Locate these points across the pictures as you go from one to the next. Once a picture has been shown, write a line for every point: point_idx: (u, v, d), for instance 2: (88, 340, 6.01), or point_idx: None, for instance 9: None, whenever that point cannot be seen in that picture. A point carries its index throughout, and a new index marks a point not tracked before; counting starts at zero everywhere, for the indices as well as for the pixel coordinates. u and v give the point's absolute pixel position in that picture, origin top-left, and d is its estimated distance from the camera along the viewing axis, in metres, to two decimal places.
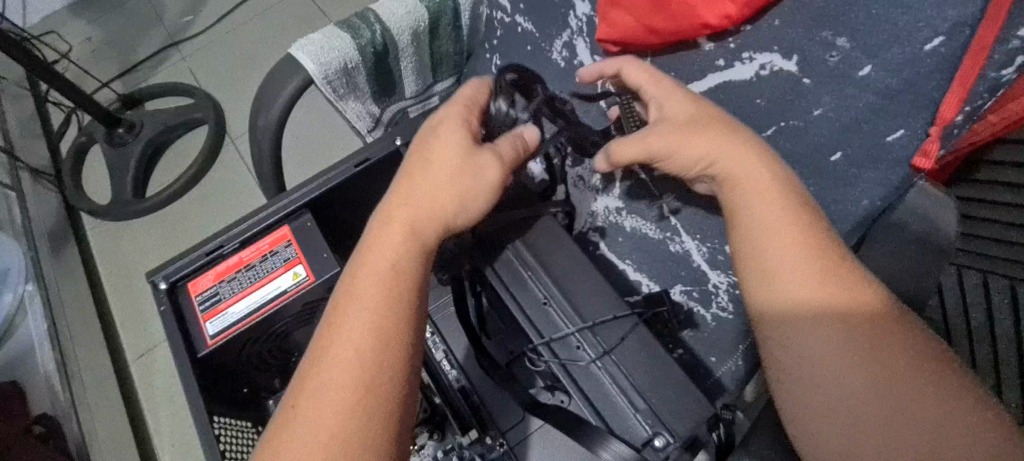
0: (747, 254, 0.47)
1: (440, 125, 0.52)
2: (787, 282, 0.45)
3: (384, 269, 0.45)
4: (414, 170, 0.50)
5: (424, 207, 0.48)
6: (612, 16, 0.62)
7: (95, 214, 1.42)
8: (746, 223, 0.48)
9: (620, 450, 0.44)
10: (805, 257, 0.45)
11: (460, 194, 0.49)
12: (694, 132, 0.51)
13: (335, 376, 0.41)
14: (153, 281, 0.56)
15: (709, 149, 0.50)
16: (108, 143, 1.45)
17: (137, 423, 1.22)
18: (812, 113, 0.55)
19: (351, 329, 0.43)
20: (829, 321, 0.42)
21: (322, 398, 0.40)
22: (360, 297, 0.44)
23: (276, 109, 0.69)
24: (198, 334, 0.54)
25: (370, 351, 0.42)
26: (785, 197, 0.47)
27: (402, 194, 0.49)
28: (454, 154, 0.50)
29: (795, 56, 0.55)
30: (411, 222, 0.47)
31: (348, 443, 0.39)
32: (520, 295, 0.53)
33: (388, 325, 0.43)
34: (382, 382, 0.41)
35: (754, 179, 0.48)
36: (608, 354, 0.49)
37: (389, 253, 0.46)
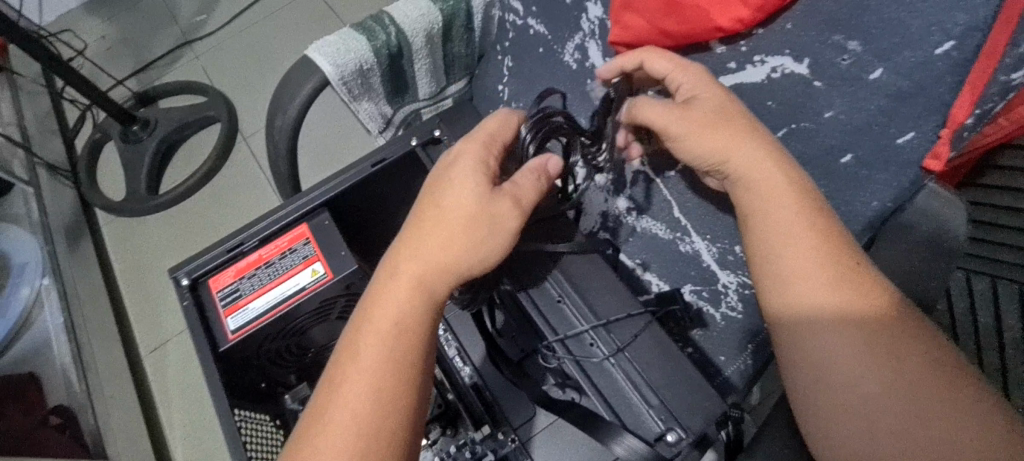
0: (767, 265, 0.48)
1: (457, 161, 0.50)
2: (805, 295, 0.45)
3: (399, 306, 0.45)
4: (429, 210, 0.49)
5: (437, 255, 0.46)
6: (625, 19, 0.63)
7: (110, 210, 1.44)
8: (768, 251, 0.48)
9: (633, 445, 0.45)
10: (828, 288, 0.45)
11: (472, 244, 0.47)
12: (715, 125, 0.51)
13: (356, 384, 0.42)
14: (176, 277, 0.57)
15: (728, 151, 0.50)
16: (123, 141, 1.48)
17: (151, 415, 1.23)
18: (823, 115, 0.55)
19: (362, 360, 0.43)
20: (850, 358, 0.42)
21: (332, 436, 0.41)
22: (372, 332, 0.44)
23: (293, 109, 0.70)
24: (219, 329, 0.56)
25: (379, 386, 0.42)
26: (806, 207, 0.48)
27: (417, 234, 0.48)
28: (472, 196, 0.47)
29: (806, 59, 0.55)
30: (424, 266, 0.46)
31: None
32: (536, 294, 0.54)
33: (403, 359, 0.43)
34: (391, 421, 0.41)
35: (771, 212, 0.48)
36: (622, 351, 0.50)
37: (403, 290, 0.46)
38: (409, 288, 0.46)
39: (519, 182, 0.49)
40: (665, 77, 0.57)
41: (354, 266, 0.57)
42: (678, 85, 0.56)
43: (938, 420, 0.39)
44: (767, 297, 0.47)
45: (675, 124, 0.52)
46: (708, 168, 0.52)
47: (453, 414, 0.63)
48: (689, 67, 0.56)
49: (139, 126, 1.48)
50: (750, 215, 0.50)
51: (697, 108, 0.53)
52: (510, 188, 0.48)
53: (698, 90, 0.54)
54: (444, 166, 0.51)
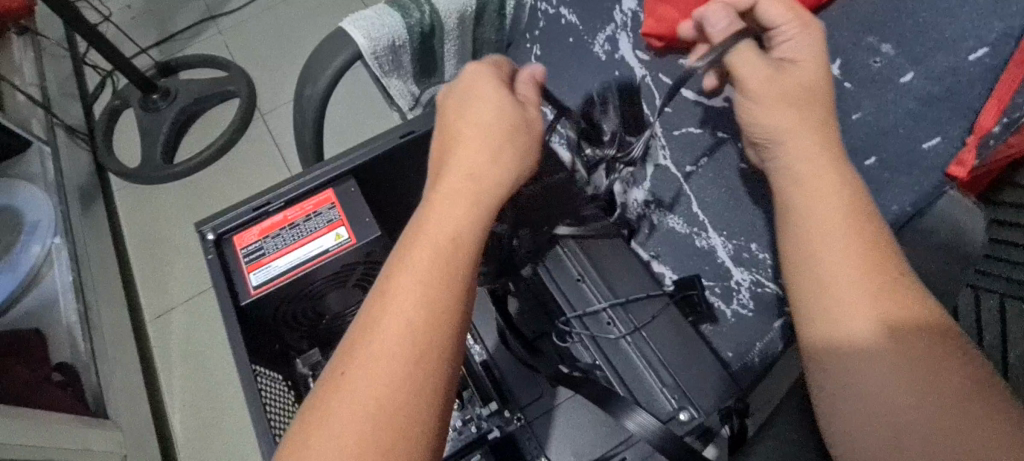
0: (798, 258, 0.45)
1: (484, 80, 0.51)
2: (839, 293, 0.42)
3: (450, 228, 0.43)
4: (455, 122, 0.49)
5: (489, 170, 0.46)
6: (660, 11, 0.64)
7: (123, 175, 1.47)
8: (804, 244, 0.45)
9: (645, 420, 0.45)
10: (866, 282, 0.42)
11: (515, 156, 0.48)
12: (791, 103, 0.49)
13: (400, 310, 0.40)
14: (202, 231, 0.58)
15: (786, 123, 0.48)
16: (143, 109, 1.49)
17: (152, 381, 1.24)
18: (851, 116, 0.56)
19: (407, 284, 0.41)
20: (885, 352, 0.40)
21: (378, 351, 0.39)
22: (421, 250, 0.42)
23: (324, 80, 0.71)
24: (240, 284, 0.56)
25: (427, 315, 0.40)
26: (848, 198, 0.45)
27: (465, 151, 0.47)
28: (504, 111, 0.49)
29: (838, 59, 0.56)
30: (471, 175, 0.46)
31: (392, 422, 0.36)
32: (557, 272, 0.56)
33: (444, 293, 0.41)
34: (431, 355, 0.39)
35: (822, 205, 0.45)
36: (639, 331, 0.50)
37: (459, 206, 0.44)
38: (463, 206, 0.44)
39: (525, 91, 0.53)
40: (773, 29, 0.52)
41: (378, 233, 0.58)
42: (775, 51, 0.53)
43: (981, 421, 0.36)
44: (799, 295, 0.44)
45: (756, 80, 0.50)
46: (762, 134, 0.50)
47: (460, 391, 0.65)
48: (810, 26, 0.51)
49: (159, 96, 1.50)
50: (791, 208, 0.47)
51: (790, 75, 0.50)
52: (524, 100, 0.52)
53: (802, 51, 0.51)
54: (473, 79, 0.52)
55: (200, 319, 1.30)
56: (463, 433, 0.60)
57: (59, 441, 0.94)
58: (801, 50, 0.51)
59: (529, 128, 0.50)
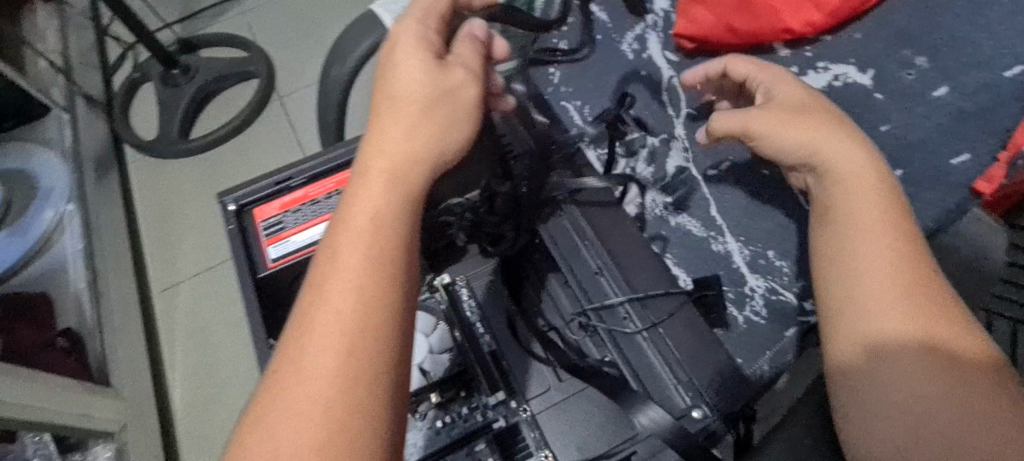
0: (836, 257, 0.48)
1: (399, 49, 0.50)
2: (868, 291, 0.45)
3: (376, 203, 0.43)
4: (381, 103, 0.49)
5: (403, 148, 0.46)
6: (697, 12, 0.70)
7: (139, 148, 1.48)
8: (838, 245, 0.48)
9: (658, 416, 0.45)
10: (889, 284, 0.44)
11: (436, 128, 0.47)
12: (798, 121, 0.53)
13: (340, 296, 0.39)
14: (223, 202, 0.59)
15: (808, 138, 0.52)
16: (162, 84, 1.51)
17: (156, 354, 1.25)
18: (878, 128, 0.57)
19: (339, 270, 0.41)
20: (903, 350, 0.42)
21: (322, 337, 0.38)
22: (348, 233, 0.42)
23: (352, 61, 0.72)
24: (260, 256, 0.57)
25: (366, 296, 0.39)
26: (883, 206, 0.48)
27: (381, 131, 0.47)
28: (422, 82, 0.48)
29: (871, 70, 0.64)
30: (390, 155, 0.46)
31: (353, 392, 0.36)
32: (575, 263, 0.55)
33: (383, 271, 0.41)
34: (372, 336, 0.38)
35: (860, 205, 0.48)
36: (656, 326, 0.50)
37: (377, 185, 0.44)
38: (381, 184, 0.44)
39: (461, 55, 0.51)
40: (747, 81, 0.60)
41: None
42: (759, 86, 0.60)
43: (993, 410, 0.37)
44: (828, 293, 0.47)
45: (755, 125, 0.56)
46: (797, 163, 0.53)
47: (467, 379, 0.63)
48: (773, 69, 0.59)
49: (179, 71, 1.52)
50: (832, 208, 0.50)
51: (778, 104, 0.56)
52: (453, 59, 0.50)
53: (777, 87, 0.57)
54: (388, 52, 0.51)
55: (206, 295, 1.30)
56: (468, 422, 0.61)
57: (68, 406, 0.95)
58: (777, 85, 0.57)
59: (454, 95, 0.49)
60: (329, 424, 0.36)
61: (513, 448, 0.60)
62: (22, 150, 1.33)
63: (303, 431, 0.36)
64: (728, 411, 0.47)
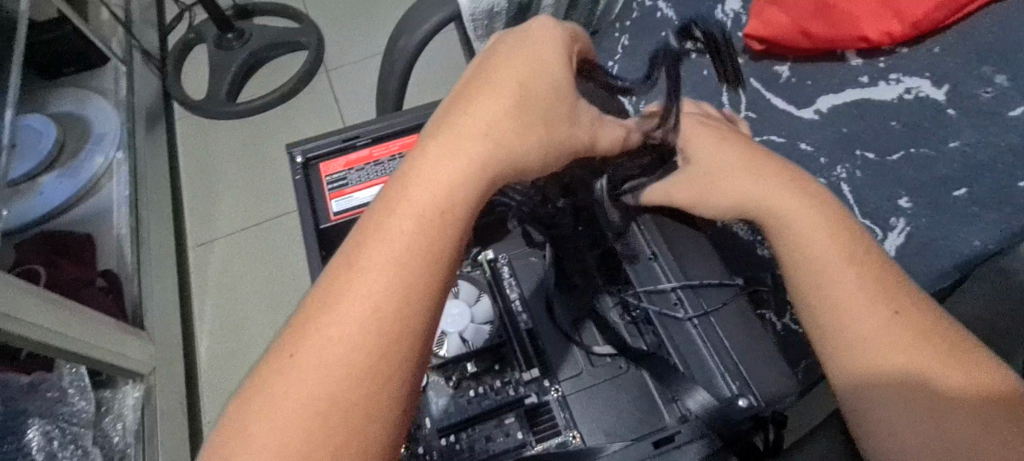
0: (802, 290, 0.46)
1: (526, 39, 0.45)
2: (853, 327, 0.42)
3: (440, 195, 0.39)
4: (471, 87, 0.44)
5: (480, 142, 0.42)
6: (769, 14, 0.68)
7: (186, 106, 1.51)
8: (813, 276, 0.45)
9: (703, 399, 0.47)
10: (868, 304, 0.43)
11: (522, 135, 0.43)
12: (730, 186, 0.51)
13: (378, 286, 0.36)
14: (292, 153, 0.62)
15: (737, 198, 0.50)
16: (216, 46, 1.55)
17: (186, 306, 1.28)
18: (948, 144, 0.60)
19: (385, 259, 0.37)
20: (895, 376, 0.40)
21: (350, 324, 0.35)
22: (403, 214, 0.38)
23: (420, 34, 0.74)
24: (323, 209, 0.60)
25: (405, 294, 0.36)
26: (852, 242, 0.46)
27: (458, 112, 0.42)
28: (538, 86, 0.44)
29: (946, 86, 0.62)
30: (466, 143, 0.41)
31: (369, 390, 0.34)
32: (629, 248, 0.58)
33: (433, 271, 0.37)
34: (401, 335, 0.35)
35: (814, 227, 0.46)
36: (707, 314, 0.51)
37: (444, 173, 0.40)
38: (450, 175, 0.40)
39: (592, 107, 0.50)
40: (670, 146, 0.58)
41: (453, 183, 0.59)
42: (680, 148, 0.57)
43: (995, 437, 0.36)
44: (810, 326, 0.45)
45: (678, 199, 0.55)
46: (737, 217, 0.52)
47: (502, 353, 0.64)
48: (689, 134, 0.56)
49: (234, 35, 1.55)
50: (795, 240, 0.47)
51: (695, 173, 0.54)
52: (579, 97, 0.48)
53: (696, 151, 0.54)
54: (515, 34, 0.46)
55: (239, 254, 1.33)
56: (500, 395, 0.62)
57: (105, 343, 0.97)
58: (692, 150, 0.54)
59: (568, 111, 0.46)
60: (333, 418, 0.33)
61: (541, 425, 0.60)
62: (78, 96, 1.38)
63: (317, 414, 0.33)
64: (774, 407, 0.47)
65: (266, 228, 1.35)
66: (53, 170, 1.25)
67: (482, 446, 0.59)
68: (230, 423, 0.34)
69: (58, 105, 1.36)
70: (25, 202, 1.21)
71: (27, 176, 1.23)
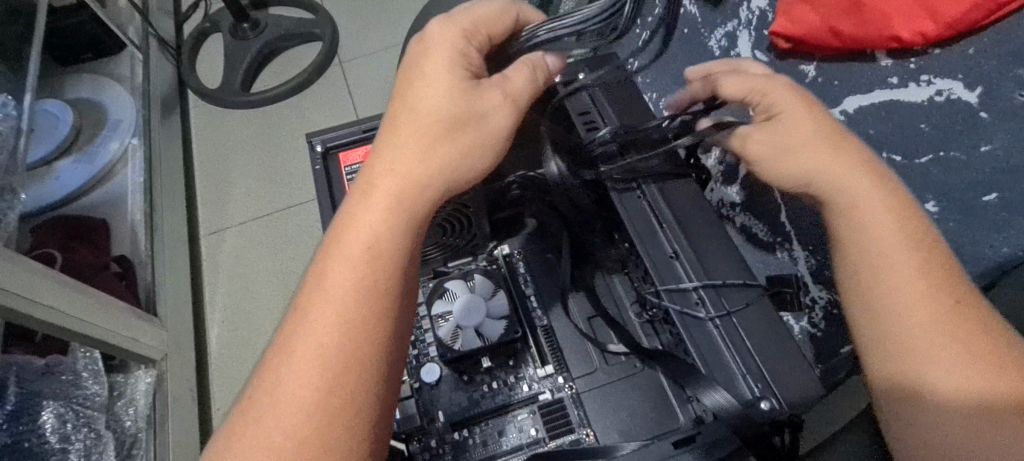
0: (855, 269, 0.45)
1: (433, 58, 0.47)
2: (900, 312, 0.42)
3: (374, 224, 0.43)
4: (401, 114, 0.47)
5: (412, 168, 0.45)
6: (798, 13, 0.70)
7: (200, 94, 1.52)
8: (865, 258, 0.45)
9: (722, 401, 0.46)
10: (918, 289, 0.42)
11: (453, 155, 0.46)
12: (806, 148, 0.49)
13: (324, 318, 0.40)
14: (312, 142, 0.63)
15: (810, 166, 0.48)
16: (232, 36, 1.55)
17: (198, 292, 1.29)
18: (979, 148, 0.59)
19: (326, 293, 0.41)
20: (941, 380, 0.39)
21: (305, 354, 0.39)
22: (340, 252, 0.42)
23: None
24: (342, 198, 0.60)
25: (348, 318, 0.40)
26: (906, 225, 0.45)
27: (390, 142, 0.46)
28: (446, 100, 0.46)
29: (978, 88, 0.61)
30: (396, 173, 0.44)
31: (331, 409, 0.38)
32: (651, 245, 0.56)
33: (370, 294, 0.41)
34: (353, 356, 0.39)
35: (887, 207, 0.46)
36: (729, 315, 0.51)
37: (378, 204, 0.43)
38: (385, 203, 0.43)
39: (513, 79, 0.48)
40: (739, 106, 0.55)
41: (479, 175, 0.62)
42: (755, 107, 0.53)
43: None
44: (852, 309, 0.45)
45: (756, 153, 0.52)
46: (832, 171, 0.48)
47: (517, 348, 0.63)
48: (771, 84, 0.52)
49: (249, 25, 1.56)
50: (855, 218, 0.46)
51: (771, 132, 0.51)
52: (497, 83, 0.47)
53: (776, 107, 0.51)
54: (415, 54, 0.49)
55: (250, 243, 1.34)
56: (513, 391, 0.61)
57: (118, 327, 0.98)
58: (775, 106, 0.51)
59: (484, 119, 0.47)
60: (302, 438, 0.37)
61: (555, 422, 0.59)
62: (95, 82, 1.39)
63: (287, 433, 0.38)
64: (798, 410, 0.46)
65: (279, 217, 1.36)
66: (70, 156, 1.27)
67: (495, 441, 0.59)
68: (226, 436, 0.40)
69: (76, 91, 1.38)
70: (42, 186, 1.23)
71: (44, 160, 1.24)
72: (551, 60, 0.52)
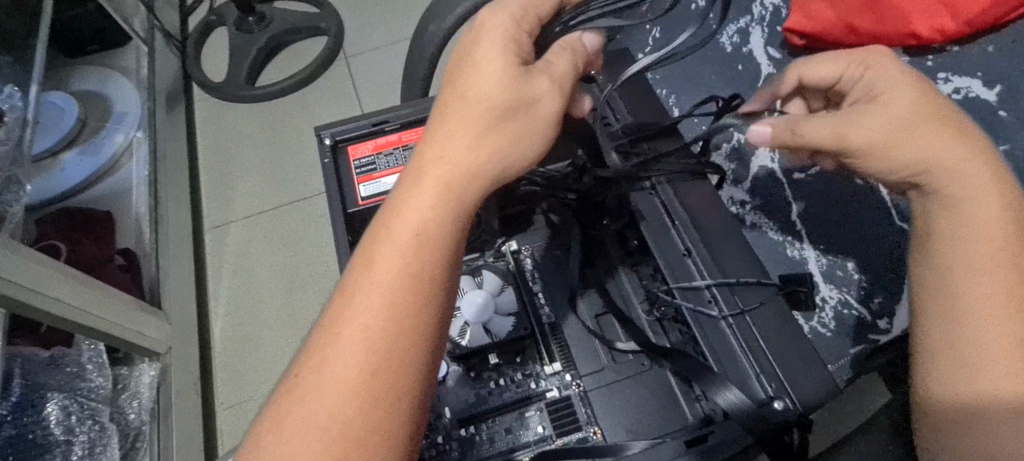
0: (938, 269, 0.42)
1: (487, 40, 0.43)
2: (975, 321, 0.40)
3: (422, 216, 0.40)
4: (452, 97, 0.43)
5: (462, 157, 0.41)
6: (814, 9, 0.70)
7: (206, 88, 1.52)
8: (952, 261, 0.41)
9: (733, 397, 0.46)
10: (1007, 302, 0.39)
11: (506, 144, 0.42)
12: (914, 133, 0.43)
13: (368, 312, 0.38)
14: (320, 135, 0.63)
15: (922, 152, 0.43)
16: (237, 29, 1.55)
17: (203, 286, 1.29)
18: (999, 147, 0.58)
19: (371, 286, 0.39)
20: (988, 390, 0.38)
21: (347, 348, 0.38)
22: (387, 242, 0.40)
23: (449, 21, 0.73)
24: (351, 193, 0.60)
25: (393, 314, 0.38)
26: (1003, 229, 0.41)
27: (440, 127, 0.42)
28: (500, 84, 0.41)
29: (998, 86, 0.61)
30: (447, 161, 0.41)
31: (372, 405, 0.37)
32: (664, 242, 0.56)
33: (417, 289, 0.39)
34: (397, 352, 0.37)
35: (988, 215, 0.42)
36: (742, 314, 0.50)
37: (426, 194, 0.40)
38: (434, 194, 0.40)
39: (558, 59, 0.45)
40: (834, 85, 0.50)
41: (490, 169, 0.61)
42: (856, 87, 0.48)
43: None
44: (924, 315, 0.42)
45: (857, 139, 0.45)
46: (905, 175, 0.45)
47: (524, 345, 0.63)
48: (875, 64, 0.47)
49: (255, 19, 1.55)
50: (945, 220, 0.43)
51: (873, 112, 0.45)
52: (544, 67, 0.43)
53: (882, 88, 0.45)
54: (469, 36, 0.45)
55: (255, 238, 1.33)
56: (521, 388, 0.61)
57: (123, 320, 0.98)
58: (881, 85, 0.45)
59: (535, 105, 0.43)
60: (342, 431, 0.36)
61: (562, 420, 0.58)
62: (100, 74, 1.39)
63: (325, 426, 0.36)
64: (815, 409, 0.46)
65: (284, 211, 1.35)
66: (74, 148, 1.26)
67: (502, 439, 0.58)
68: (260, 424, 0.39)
69: (81, 83, 1.37)
70: (47, 177, 1.22)
71: (49, 151, 1.24)
72: (589, 41, 0.48)
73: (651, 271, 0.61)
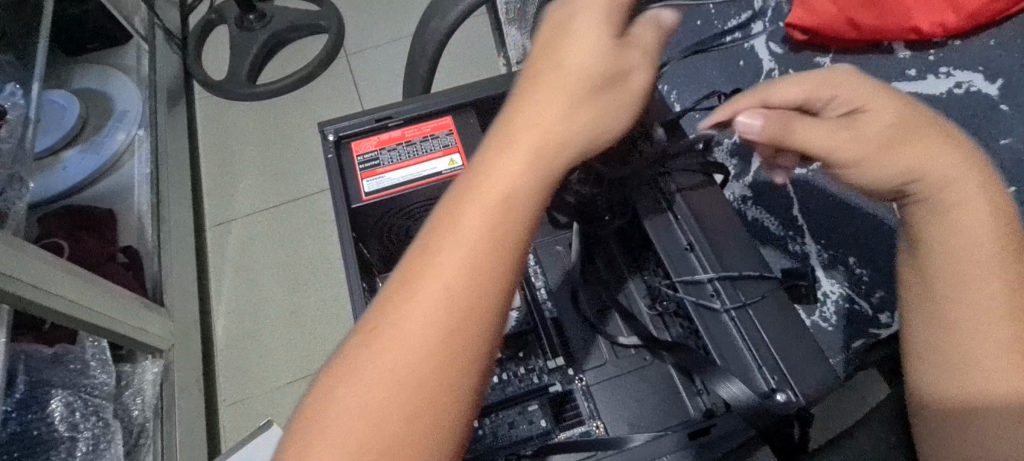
0: (926, 281, 0.39)
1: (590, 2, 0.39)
2: (971, 326, 0.36)
3: (511, 181, 0.35)
4: (547, 61, 0.39)
5: (554, 124, 0.37)
6: (814, 3, 0.69)
7: (207, 85, 1.52)
8: (945, 268, 0.38)
9: (737, 390, 0.45)
10: (1001, 309, 0.36)
11: (598, 114, 0.38)
12: (899, 144, 0.39)
13: (445, 285, 0.33)
14: (324, 131, 0.63)
15: (911, 160, 0.39)
16: (238, 27, 1.55)
17: (205, 284, 1.29)
18: (999, 141, 0.58)
19: (451, 255, 0.34)
20: (985, 395, 0.35)
21: (418, 323, 0.33)
22: (470, 207, 0.35)
23: (451, 18, 0.73)
24: (354, 188, 0.60)
25: (471, 292, 0.33)
26: (994, 227, 0.38)
27: (531, 92, 0.38)
28: (601, 52, 0.38)
29: (999, 81, 0.60)
30: (540, 126, 0.36)
31: (435, 391, 0.32)
32: (666, 237, 0.56)
33: (499, 266, 0.34)
34: (469, 335, 0.33)
35: (980, 220, 0.38)
36: (744, 307, 0.50)
37: (517, 157, 0.36)
38: (525, 159, 0.36)
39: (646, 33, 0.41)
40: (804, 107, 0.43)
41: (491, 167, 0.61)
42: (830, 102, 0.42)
43: None
44: (912, 321, 0.38)
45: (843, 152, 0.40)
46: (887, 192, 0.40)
47: (527, 340, 0.63)
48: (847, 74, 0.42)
49: (255, 17, 1.55)
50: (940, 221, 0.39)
51: (859, 126, 0.40)
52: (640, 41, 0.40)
53: (862, 97, 0.40)
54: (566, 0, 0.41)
55: (256, 236, 1.33)
56: (524, 382, 0.61)
57: (126, 318, 0.98)
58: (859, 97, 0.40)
59: (628, 77, 0.40)
60: (396, 416, 0.31)
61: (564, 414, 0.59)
62: (101, 72, 1.39)
63: (377, 407, 0.31)
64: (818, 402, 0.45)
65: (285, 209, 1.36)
66: (76, 146, 1.27)
67: (505, 433, 0.58)
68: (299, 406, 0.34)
69: (82, 81, 1.38)
70: (49, 175, 1.23)
71: (50, 149, 1.25)
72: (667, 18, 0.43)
73: (653, 267, 0.61)
